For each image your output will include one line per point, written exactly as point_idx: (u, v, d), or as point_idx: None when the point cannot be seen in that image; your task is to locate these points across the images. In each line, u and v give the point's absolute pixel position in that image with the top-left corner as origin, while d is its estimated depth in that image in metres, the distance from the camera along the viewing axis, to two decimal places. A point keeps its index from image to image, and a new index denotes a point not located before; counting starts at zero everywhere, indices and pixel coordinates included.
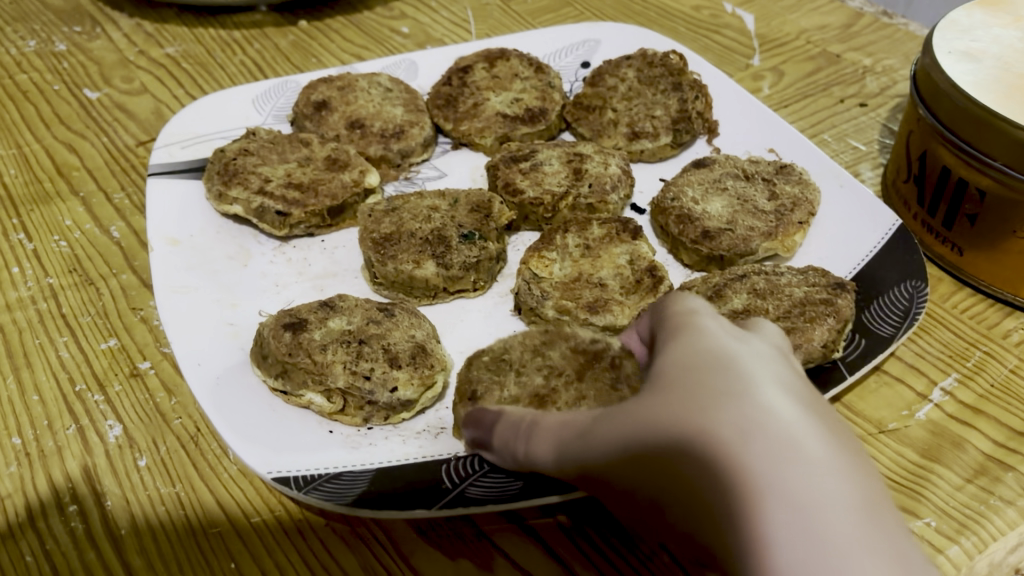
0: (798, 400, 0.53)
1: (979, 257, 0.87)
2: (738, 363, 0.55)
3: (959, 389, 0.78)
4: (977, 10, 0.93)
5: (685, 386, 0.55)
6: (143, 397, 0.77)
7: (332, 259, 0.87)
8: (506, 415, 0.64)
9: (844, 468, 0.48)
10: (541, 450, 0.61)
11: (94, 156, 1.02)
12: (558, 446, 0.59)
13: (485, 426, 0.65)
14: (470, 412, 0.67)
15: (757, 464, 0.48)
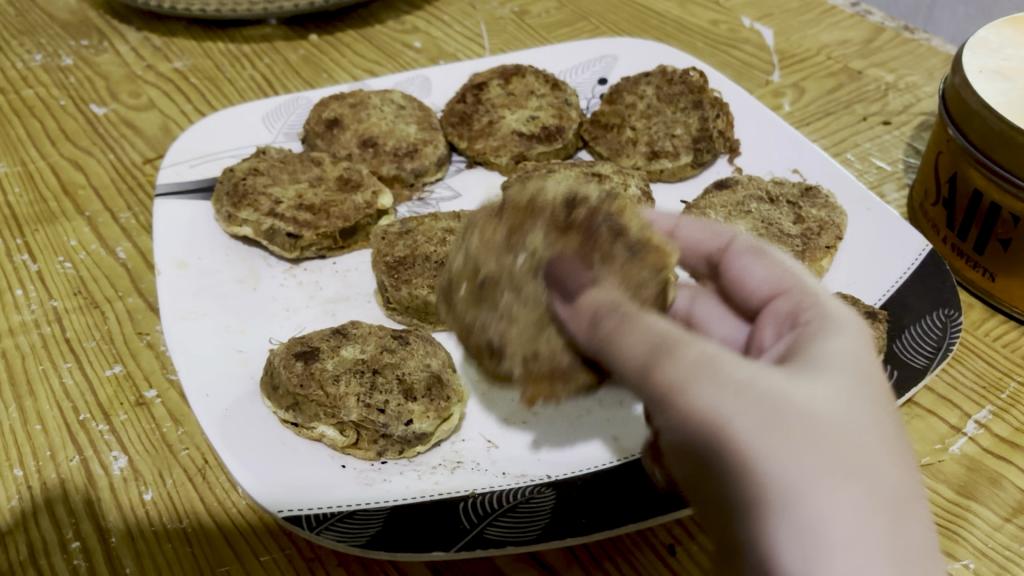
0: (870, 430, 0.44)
1: (1010, 283, 0.84)
2: (889, 403, 0.46)
3: (994, 423, 0.76)
4: (1007, 27, 0.90)
5: (844, 385, 0.44)
6: (149, 427, 0.74)
7: (344, 283, 0.85)
8: (596, 288, 0.50)
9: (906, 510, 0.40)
10: (634, 345, 0.45)
11: (100, 173, 1.00)
12: (659, 353, 0.44)
13: (566, 280, 0.52)
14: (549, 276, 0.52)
15: (899, 538, 0.39)
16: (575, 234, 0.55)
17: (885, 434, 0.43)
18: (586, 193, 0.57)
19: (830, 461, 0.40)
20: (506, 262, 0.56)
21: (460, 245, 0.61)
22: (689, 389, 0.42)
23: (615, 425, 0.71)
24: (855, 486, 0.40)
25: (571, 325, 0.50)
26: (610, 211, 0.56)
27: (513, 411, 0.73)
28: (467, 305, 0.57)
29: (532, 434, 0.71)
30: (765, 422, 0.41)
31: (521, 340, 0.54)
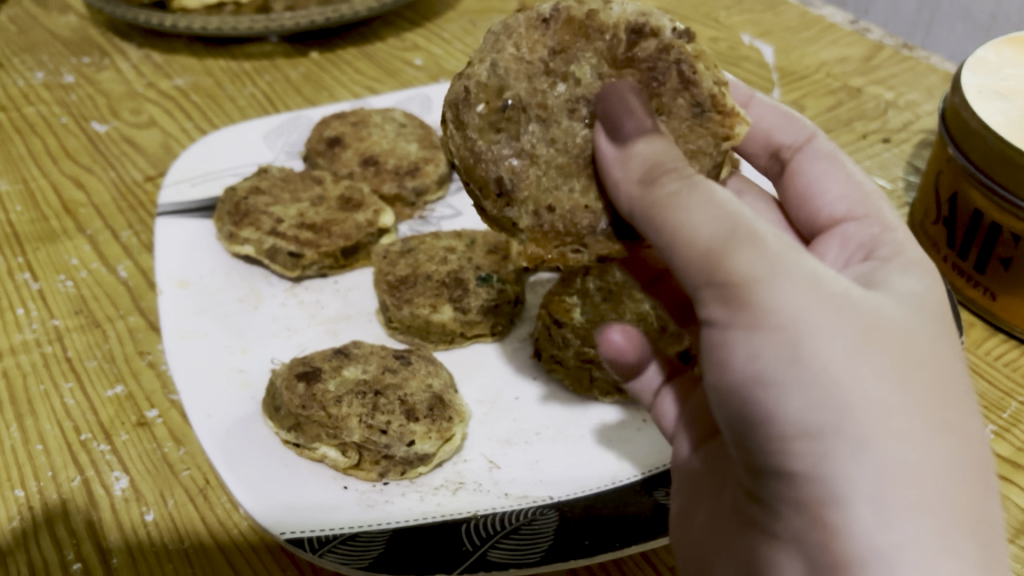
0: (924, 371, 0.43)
1: (1011, 302, 0.84)
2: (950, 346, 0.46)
3: (995, 443, 0.76)
4: (1004, 47, 0.91)
5: (915, 325, 0.45)
6: (150, 448, 0.74)
7: (345, 302, 0.84)
8: (655, 138, 0.49)
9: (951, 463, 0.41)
10: (701, 220, 0.44)
11: (101, 191, 1.00)
12: (735, 241, 0.43)
13: (619, 117, 0.50)
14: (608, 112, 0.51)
15: (950, 494, 0.41)
16: (633, 74, 0.53)
17: (948, 381, 0.44)
18: (656, 24, 0.54)
19: (901, 402, 0.41)
20: (541, 88, 0.54)
21: (485, 48, 0.57)
22: (773, 298, 0.42)
23: (617, 445, 0.71)
24: (921, 431, 0.41)
25: (617, 171, 0.49)
26: (681, 56, 0.53)
27: (513, 431, 0.73)
28: (482, 128, 0.56)
29: (534, 454, 0.71)
30: (848, 351, 0.41)
31: (536, 187, 0.55)
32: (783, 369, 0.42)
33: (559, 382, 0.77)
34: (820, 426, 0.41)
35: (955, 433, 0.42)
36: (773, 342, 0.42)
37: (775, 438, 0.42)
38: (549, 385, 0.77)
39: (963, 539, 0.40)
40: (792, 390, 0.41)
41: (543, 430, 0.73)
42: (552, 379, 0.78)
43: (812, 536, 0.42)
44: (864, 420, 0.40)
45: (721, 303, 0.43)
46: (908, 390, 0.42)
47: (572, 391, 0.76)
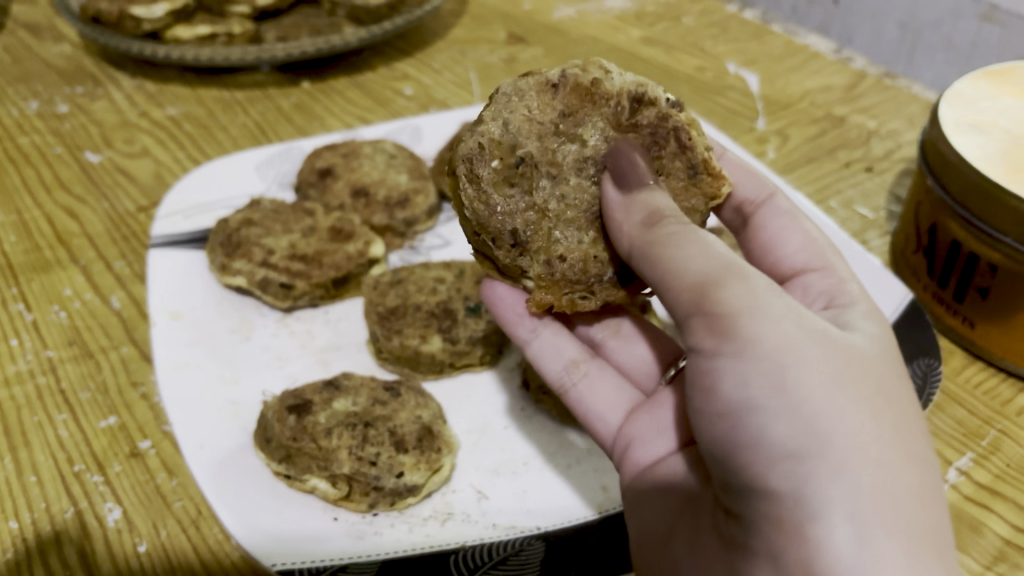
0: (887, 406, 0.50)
1: (989, 330, 0.86)
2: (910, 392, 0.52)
3: (974, 470, 0.77)
4: (982, 81, 0.93)
5: (880, 365, 0.51)
6: (143, 479, 0.75)
7: (335, 332, 0.85)
8: (655, 191, 0.56)
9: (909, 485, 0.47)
10: (691, 260, 0.51)
11: (94, 222, 1.01)
12: (723, 282, 0.50)
13: (626, 172, 0.57)
14: (613, 160, 0.58)
15: (911, 511, 0.46)
16: (637, 139, 0.60)
17: (909, 415, 0.50)
18: (653, 94, 0.60)
19: (868, 429, 0.47)
20: (552, 148, 0.60)
21: (493, 105, 0.60)
22: (755, 333, 0.48)
23: (604, 474, 0.73)
24: (884, 456, 0.47)
25: (618, 216, 0.57)
26: (678, 124, 0.60)
27: (502, 461, 0.74)
28: (496, 182, 0.60)
29: (521, 484, 0.72)
30: (821, 381, 0.47)
31: (547, 239, 0.61)
32: (762, 391, 0.47)
33: (547, 411, 0.78)
34: (797, 446, 0.46)
35: (913, 458, 0.48)
36: (755, 369, 0.48)
37: (756, 456, 0.48)
38: (538, 414, 0.78)
39: (925, 553, 0.45)
40: (774, 414, 0.47)
41: (531, 461, 0.74)
42: (540, 408, 0.78)
43: (786, 546, 0.46)
44: (835, 440, 0.46)
45: (710, 335, 0.50)
46: (873, 418, 0.48)
47: (559, 420, 0.77)
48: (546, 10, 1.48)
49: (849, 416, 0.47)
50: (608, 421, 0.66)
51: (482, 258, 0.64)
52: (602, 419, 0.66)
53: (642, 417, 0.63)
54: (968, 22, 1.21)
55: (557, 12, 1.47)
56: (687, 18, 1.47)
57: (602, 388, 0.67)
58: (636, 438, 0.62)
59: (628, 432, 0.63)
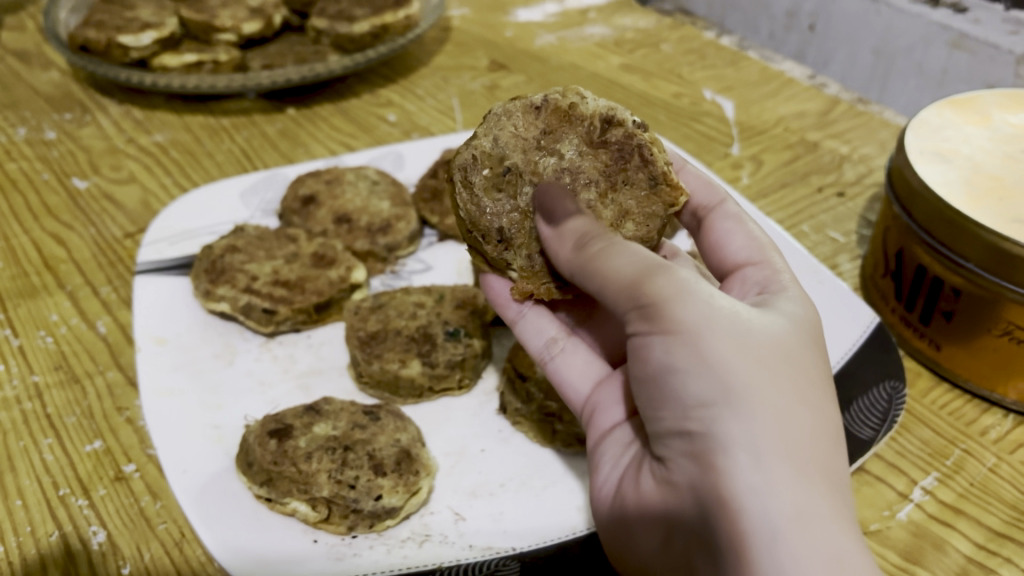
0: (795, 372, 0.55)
1: (954, 353, 0.88)
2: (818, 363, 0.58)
3: (939, 489, 0.79)
4: (947, 110, 0.96)
5: (791, 338, 0.57)
6: (127, 502, 0.76)
7: (317, 356, 0.87)
8: (581, 218, 0.62)
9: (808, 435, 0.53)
10: (621, 264, 0.57)
11: (81, 248, 1.03)
12: (650, 273, 0.56)
13: (552, 207, 0.63)
14: (541, 198, 0.64)
15: (811, 454, 0.52)
16: (606, 154, 0.65)
17: (813, 381, 0.56)
18: (622, 116, 0.65)
19: (772, 387, 0.53)
20: (534, 160, 0.66)
21: (486, 123, 0.67)
22: (679, 312, 0.54)
23: (579, 495, 0.74)
24: (786, 408, 0.53)
25: (553, 245, 0.63)
26: (642, 142, 0.65)
27: (478, 483, 0.76)
28: (486, 188, 0.66)
29: (498, 505, 0.74)
30: (733, 346, 0.53)
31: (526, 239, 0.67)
32: (684, 358, 0.53)
33: (525, 434, 0.80)
34: (710, 400, 0.52)
35: (815, 415, 0.54)
36: (677, 340, 0.53)
37: (680, 412, 0.53)
38: (515, 436, 0.80)
39: (816, 488, 0.51)
40: (693, 373, 0.53)
41: (508, 482, 0.76)
42: (518, 431, 0.80)
43: (702, 485, 0.52)
44: (745, 395, 0.52)
45: (640, 317, 0.55)
46: (781, 380, 0.54)
47: (536, 442, 0.79)
48: (528, 37, 1.52)
49: (758, 377, 0.53)
50: (575, 393, 0.69)
51: (472, 254, 0.70)
52: (573, 390, 0.69)
53: (607, 387, 0.66)
54: (938, 49, 1.25)
55: (539, 40, 1.50)
56: (665, 46, 1.51)
57: (577, 361, 0.70)
58: (601, 405, 0.66)
59: (594, 399, 0.67)
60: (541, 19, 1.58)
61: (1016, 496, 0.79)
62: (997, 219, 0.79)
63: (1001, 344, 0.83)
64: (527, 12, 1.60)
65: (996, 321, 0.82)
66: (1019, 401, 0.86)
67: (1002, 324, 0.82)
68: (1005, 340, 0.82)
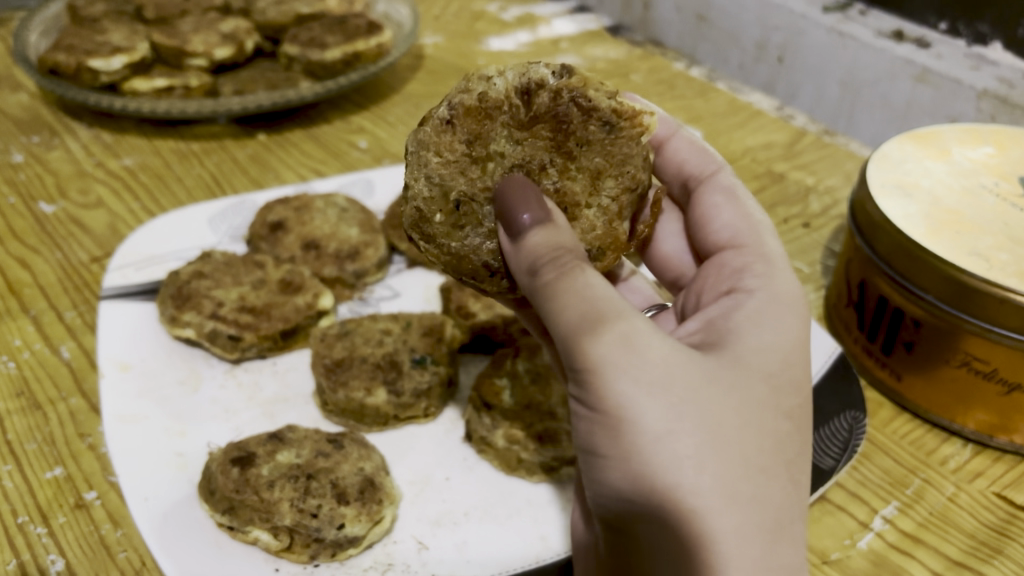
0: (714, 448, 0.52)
1: (915, 382, 0.89)
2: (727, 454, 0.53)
3: (899, 518, 0.80)
4: (907, 144, 0.97)
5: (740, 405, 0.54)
6: (87, 530, 0.75)
7: (283, 383, 0.87)
8: (542, 228, 0.58)
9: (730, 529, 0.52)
10: (566, 306, 0.54)
11: (47, 272, 1.02)
12: (583, 334, 0.53)
13: (516, 208, 0.58)
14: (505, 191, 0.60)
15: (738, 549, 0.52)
16: (545, 128, 0.60)
17: (756, 459, 0.54)
18: (540, 77, 0.60)
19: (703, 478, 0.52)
20: (476, 178, 0.61)
21: (409, 164, 0.62)
22: (610, 385, 0.52)
23: (543, 524, 0.74)
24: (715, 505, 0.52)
25: (513, 261, 0.59)
26: (573, 94, 0.59)
27: (443, 512, 0.75)
28: (449, 229, 0.63)
29: (462, 534, 0.73)
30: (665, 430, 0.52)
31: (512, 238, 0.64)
32: (608, 440, 0.54)
33: (490, 462, 0.80)
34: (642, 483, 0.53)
35: (752, 504, 0.53)
36: (604, 423, 0.53)
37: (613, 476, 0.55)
38: (480, 465, 0.80)
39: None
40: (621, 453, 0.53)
41: (472, 512, 0.75)
42: (483, 459, 0.80)
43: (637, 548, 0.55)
44: (683, 489, 0.52)
45: (577, 385, 0.55)
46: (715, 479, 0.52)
47: (501, 471, 0.79)
48: (500, 66, 1.53)
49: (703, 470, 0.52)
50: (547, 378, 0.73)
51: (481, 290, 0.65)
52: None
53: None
54: (902, 83, 1.27)
55: None
56: (635, 76, 1.53)
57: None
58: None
59: None
60: (513, 48, 1.60)
61: (974, 525, 0.80)
62: (954, 251, 0.81)
63: (960, 375, 0.84)
64: (499, 40, 1.62)
65: (955, 353, 0.83)
66: (978, 430, 0.87)
67: (960, 355, 0.83)
68: (963, 371, 0.84)
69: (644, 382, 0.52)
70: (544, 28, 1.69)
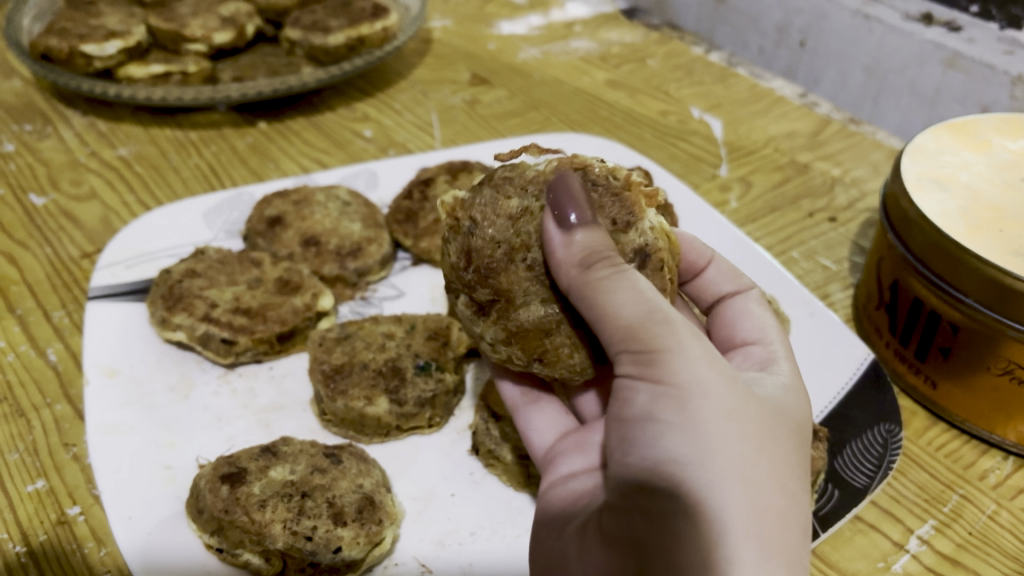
0: (751, 419, 0.52)
1: (951, 390, 0.84)
2: (766, 433, 0.52)
3: (936, 539, 0.75)
4: (944, 135, 0.91)
5: (776, 431, 0.53)
6: (69, 549, 0.71)
7: (279, 390, 0.82)
8: (593, 229, 0.55)
9: (767, 489, 0.50)
10: (624, 301, 0.52)
11: (35, 268, 0.98)
12: (652, 320, 0.52)
13: (561, 211, 0.55)
14: (560, 187, 0.56)
15: (778, 516, 0.50)
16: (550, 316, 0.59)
17: (793, 489, 0.52)
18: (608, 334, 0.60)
19: (742, 443, 0.50)
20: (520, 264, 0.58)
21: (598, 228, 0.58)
22: (677, 365, 0.51)
23: None
24: (764, 484, 0.50)
25: (559, 253, 0.55)
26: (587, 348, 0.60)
27: (447, 532, 0.71)
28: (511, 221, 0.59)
29: (468, 556, 0.69)
30: (725, 403, 0.51)
31: (519, 197, 0.59)
32: (665, 413, 0.51)
33: (499, 477, 0.75)
34: (683, 453, 0.49)
35: (784, 517, 0.50)
36: (668, 394, 0.51)
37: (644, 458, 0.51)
38: (488, 480, 0.75)
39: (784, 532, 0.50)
40: (670, 429, 0.50)
41: (478, 531, 0.71)
42: (491, 474, 0.75)
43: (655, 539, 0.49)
44: (731, 433, 0.50)
45: (633, 362, 0.52)
46: (742, 490, 0.49)
47: (512, 486, 0.74)
48: (511, 51, 1.48)
49: (731, 493, 0.49)
50: (538, 441, 0.67)
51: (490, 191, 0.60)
52: (537, 435, 0.67)
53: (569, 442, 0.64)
54: (931, 68, 1.20)
55: (522, 54, 1.47)
56: (652, 62, 1.48)
57: (548, 414, 0.68)
58: (561, 453, 0.63)
59: (555, 447, 0.65)
60: (525, 32, 1.55)
61: (1017, 546, 0.75)
62: (997, 252, 0.75)
63: (1001, 384, 0.79)
64: (511, 24, 1.57)
65: (997, 360, 0.77)
66: (1019, 443, 0.82)
67: (1002, 362, 0.77)
68: (1006, 380, 0.78)
69: (700, 376, 0.51)
70: (556, 10, 1.63)
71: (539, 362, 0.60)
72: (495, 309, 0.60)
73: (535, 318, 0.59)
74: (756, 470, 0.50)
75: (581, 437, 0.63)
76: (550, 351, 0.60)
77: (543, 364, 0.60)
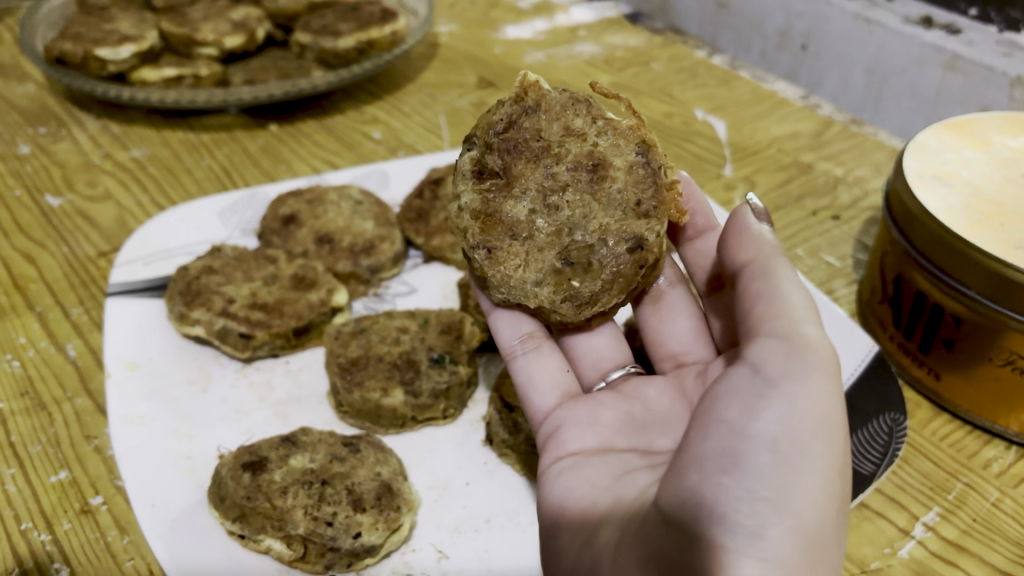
0: (829, 472, 0.51)
1: (955, 382, 0.85)
2: (837, 489, 0.51)
3: (941, 525, 0.77)
4: (945, 133, 0.93)
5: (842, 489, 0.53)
6: (93, 537, 0.72)
7: (295, 383, 0.83)
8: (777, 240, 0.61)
9: (814, 543, 0.49)
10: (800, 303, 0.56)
11: (53, 267, 0.99)
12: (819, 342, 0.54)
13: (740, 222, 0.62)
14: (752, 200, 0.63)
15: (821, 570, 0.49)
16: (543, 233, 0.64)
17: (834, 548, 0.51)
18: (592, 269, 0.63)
19: (816, 490, 0.50)
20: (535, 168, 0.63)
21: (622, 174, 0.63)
22: (811, 388, 0.51)
23: None
24: (815, 537, 0.49)
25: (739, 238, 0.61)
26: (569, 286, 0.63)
27: (463, 519, 0.72)
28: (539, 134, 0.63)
29: (484, 542, 0.70)
30: (820, 445, 0.50)
31: (582, 119, 0.64)
32: (771, 422, 0.50)
33: (512, 466, 0.76)
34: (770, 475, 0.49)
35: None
36: (789, 411, 0.50)
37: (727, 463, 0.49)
38: (501, 469, 0.77)
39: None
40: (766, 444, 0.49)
41: (493, 518, 0.72)
42: (505, 462, 0.77)
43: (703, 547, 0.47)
44: (813, 474, 0.50)
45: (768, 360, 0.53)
46: (797, 538, 0.48)
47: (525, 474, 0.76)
48: (517, 55, 1.50)
49: (786, 543, 0.48)
50: (539, 402, 0.68)
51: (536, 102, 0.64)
52: (538, 394, 0.68)
53: (574, 410, 0.65)
54: (931, 71, 1.22)
55: (528, 57, 1.49)
56: (656, 65, 1.50)
57: (547, 367, 0.69)
58: (567, 423, 0.64)
59: (561, 415, 0.65)
60: (530, 36, 1.57)
61: (1020, 532, 0.76)
62: (998, 245, 0.76)
63: (1003, 374, 0.80)
64: (517, 29, 1.59)
65: (998, 351, 0.79)
66: (1021, 432, 0.83)
67: (1004, 353, 0.79)
68: (1008, 370, 0.80)
69: (822, 410, 0.51)
70: (562, 15, 1.65)
71: (485, 252, 0.64)
72: (492, 182, 0.64)
73: (510, 217, 0.64)
74: (814, 521, 0.49)
75: (590, 411, 0.65)
76: (501, 254, 0.64)
77: (487, 257, 0.64)
